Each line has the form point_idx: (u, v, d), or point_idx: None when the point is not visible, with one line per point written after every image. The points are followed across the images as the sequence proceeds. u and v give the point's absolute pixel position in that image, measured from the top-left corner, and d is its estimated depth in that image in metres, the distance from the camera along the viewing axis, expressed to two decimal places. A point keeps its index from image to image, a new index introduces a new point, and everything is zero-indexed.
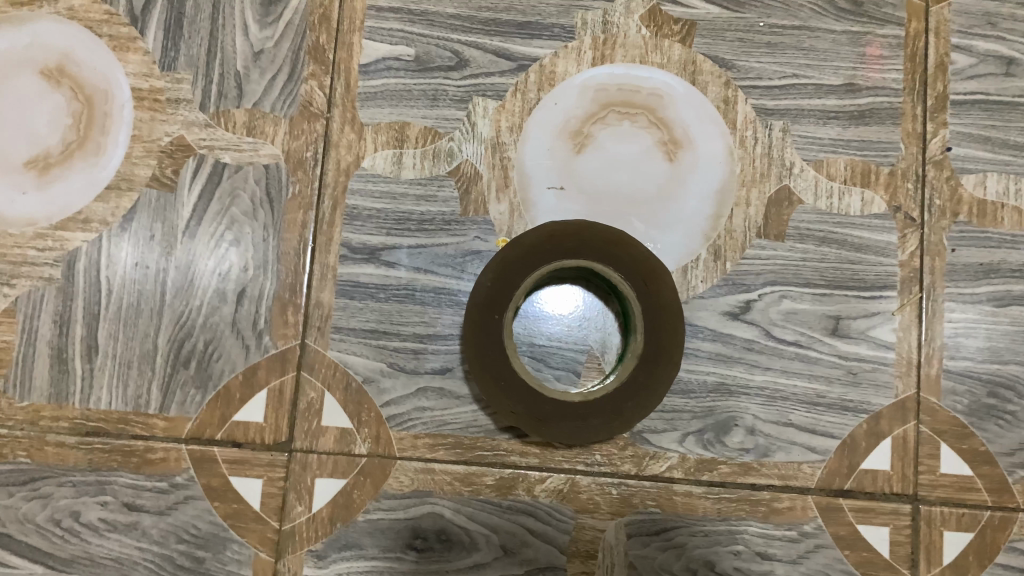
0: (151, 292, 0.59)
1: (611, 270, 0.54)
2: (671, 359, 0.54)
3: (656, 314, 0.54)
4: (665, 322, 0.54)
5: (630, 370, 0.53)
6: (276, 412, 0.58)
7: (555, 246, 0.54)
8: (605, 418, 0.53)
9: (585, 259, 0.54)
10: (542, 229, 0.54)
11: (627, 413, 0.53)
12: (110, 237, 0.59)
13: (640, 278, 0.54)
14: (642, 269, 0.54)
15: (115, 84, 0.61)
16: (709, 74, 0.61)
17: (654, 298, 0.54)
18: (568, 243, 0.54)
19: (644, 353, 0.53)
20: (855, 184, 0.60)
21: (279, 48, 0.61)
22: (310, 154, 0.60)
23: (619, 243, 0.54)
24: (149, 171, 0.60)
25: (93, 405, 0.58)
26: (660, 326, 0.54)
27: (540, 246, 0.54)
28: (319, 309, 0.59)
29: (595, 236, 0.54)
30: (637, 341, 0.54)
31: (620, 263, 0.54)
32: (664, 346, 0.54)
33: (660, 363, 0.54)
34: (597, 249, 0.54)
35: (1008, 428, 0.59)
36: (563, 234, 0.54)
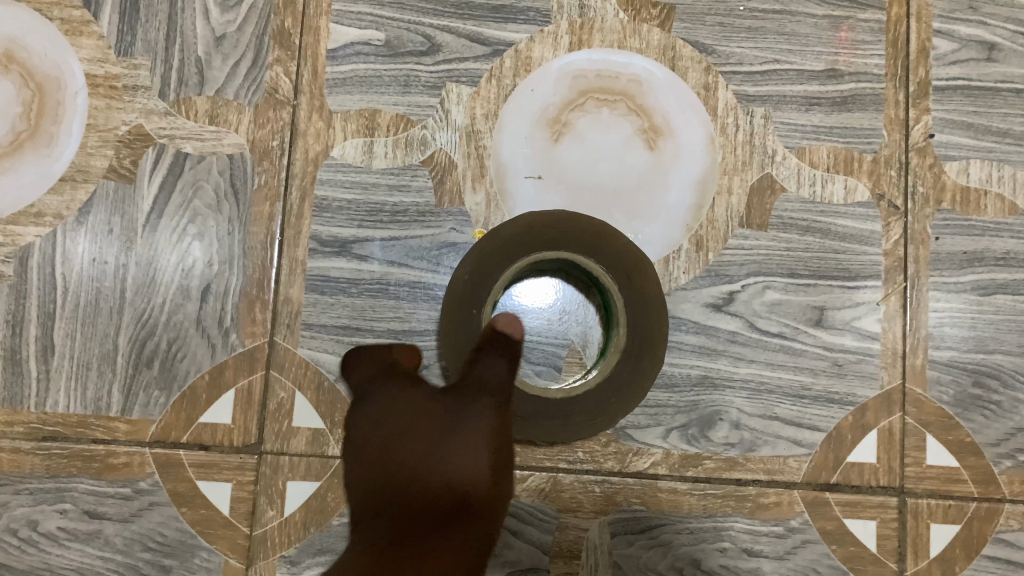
0: (111, 288, 0.56)
1: (590, 261, 0.53)
2: (654, 353, 0.53)
3: (638, 307, 0.53)
4: (648, 315, 0.53)
5: (612, 364, 0.53)
6: (244, 413, 0.55)
7: (533, 237, 0.54)
8: (587, 415, 0.53)
9: (562, 252, 0.53)
10: (520, 221, 0.54)
11: (609, 408, 0.53)
12: (65, 231, 0.56)
13: (620, 271, 0.53)
14: (623, 261, 0.53)
15: (67, 70, 0.57)
16: (690, 60, 0.60)
17: (635, 290, 0.53)
18: (546, 235, 0.54)
19: (625, 347, 0.53)
20: (838, 171, 0.59)
21: (243, 32, 0.59)
22: (276, 143, 0.58)
23: (599, 234, 0.54)
24: (106, 162, 0.57)
25: (50, 408, 0.55)
26: (643, 319, 0.53)
27: (518, 238, 0.54)
28: (288, 305, 0.56)
29: (574, 228, 0.54)
30: (619, 336, 0.52)
31: (599, 254, 0.54)
32: (647, 340, 0.53)
33: (642, 357, 0.53)
34: (576, 240, 0.54)
35: (994, 418, 0.58)
36: (540, 225, 0.54)
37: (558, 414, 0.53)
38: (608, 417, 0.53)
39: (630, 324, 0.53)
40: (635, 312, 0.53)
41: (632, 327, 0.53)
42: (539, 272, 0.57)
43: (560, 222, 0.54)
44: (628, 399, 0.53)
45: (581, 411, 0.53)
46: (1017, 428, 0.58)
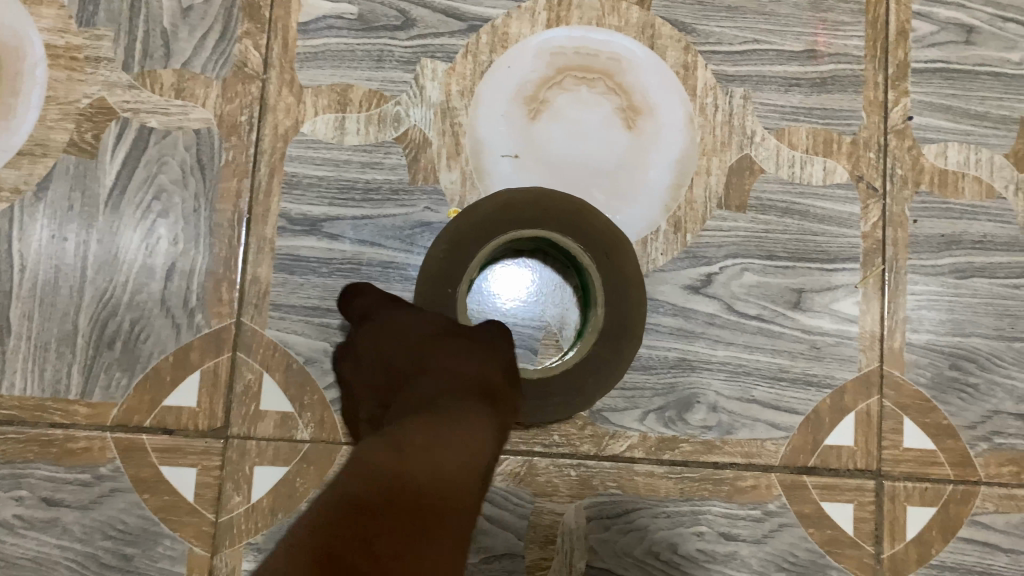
0: (71, 267, 0.54)
1: (568, 239, 0.52)
2: (633, 336, 0.52)
3: (618, 289, 0.52)
4: (628, 297, 0.52)
5: (591, 346, 0.51)
6: (210, 396, 0.53)
7: (511, 214, 0.52)
8: (564, 398, 0.51)
9: (542, 229, 0.52)
10: (498, 196, 0.52)
11: (587, 392, 0.51)
12: (23, 207, 0.54)
13: (600, 250, 0.52)
14: (604, 240, 0.52)
15: (27, 41, 0.55)
16: (669, 39, 0.58)
17: (615, 271, 0.52)
18: (525, 211, 0.52)
19: (605, 329, 0.51)
20: (817, 153, 0.58)
21: (211, 4, 0.57)
22: (245, 118, 0.56)
23: (579, 213, 0.52)
24: (66, 136, 0.55)
25: (6, 391, 0.53)
26: (623, 302, 0.52)
27: (495, 214, 0.52)
28: (256, 285, 0.55)
29: (554, 205, 0.52)
30: (599, 316, 0.52)
31: (579, 233, 0.52)
32: (627, 323, 0.52)
33: (621, 341, 0.52)
34: (556, 218, 0.52)
35: (971, 401, 0.57)
36: (519, 201, 0.52)
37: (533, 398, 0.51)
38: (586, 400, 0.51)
39: (609, 305, 0.52)
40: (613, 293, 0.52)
41: (612, 308, 0.52)
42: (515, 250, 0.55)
43: (540, 198, 0.52)
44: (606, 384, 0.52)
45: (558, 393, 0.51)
46: (994, 411, 0.58)
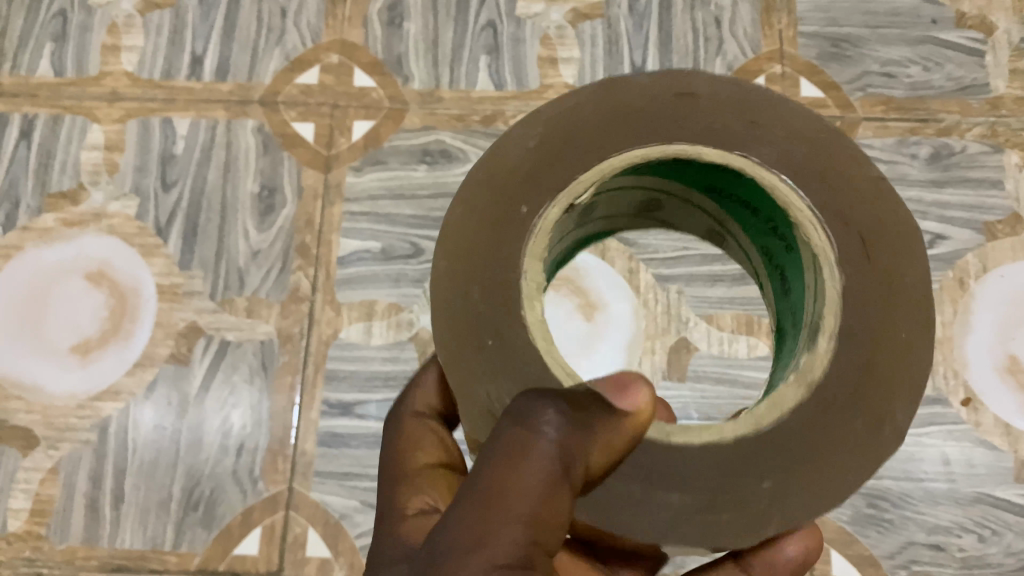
0: (168, 448, 0.72)
1: (708, 149, 0.35)
2: (515, 227, 0.35)
3: (854, 245, 0.34)
4: (514, 189, 0.35)
5: (455, 217, 0.37)
6: (268, 545, 0.69)
7: (644, 87, 0.36)
8: (451, 273, 0.36)
9: (663, 141, 0.35)
10: (795, 112, 0.36)
11: (868, 393, 0.33)
12: (136, 404, 0.73)
13: (838, 219, 0.34)
14: (546, 137, 0.36)
15: (143, 282, 0.76)
16: (616, 251, 0.75)
17: (853, 236, 0.34)
18: (768, 111, 0.36)
19: (524, 296, 0.34)
20: (740, 333, 0.73)
21: (274, 248, 0.77)
22: (297, 330, 0.74)
23: (552, 163, 0.35)
24: (168, 350, 0.74)
25: (118, 544, 0.70)
26: (497, 213, 0.35)
27: (758, 104, 0.36)
28: (303, 457, 0.71)
29: (802, 159, 0.35)
30: (819, 237, 0.34)
31: (605, 141, 0.35)
32: (489, 241, 0.35)
33: (886, 373, 0.33)
34: (620, 130, 0.35)
35: (887, 533, 0.68)
36: (806, 135, 0.35)
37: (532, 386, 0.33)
38: (868, 410, 0.33)
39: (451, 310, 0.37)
40: (500, 170, 0.36)
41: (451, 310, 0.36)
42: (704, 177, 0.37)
43: (841, 154, 0.35)
44: (913, 380, 0.34)
45: (811, 401, 0.32)
46: (908, 541, 0.68)
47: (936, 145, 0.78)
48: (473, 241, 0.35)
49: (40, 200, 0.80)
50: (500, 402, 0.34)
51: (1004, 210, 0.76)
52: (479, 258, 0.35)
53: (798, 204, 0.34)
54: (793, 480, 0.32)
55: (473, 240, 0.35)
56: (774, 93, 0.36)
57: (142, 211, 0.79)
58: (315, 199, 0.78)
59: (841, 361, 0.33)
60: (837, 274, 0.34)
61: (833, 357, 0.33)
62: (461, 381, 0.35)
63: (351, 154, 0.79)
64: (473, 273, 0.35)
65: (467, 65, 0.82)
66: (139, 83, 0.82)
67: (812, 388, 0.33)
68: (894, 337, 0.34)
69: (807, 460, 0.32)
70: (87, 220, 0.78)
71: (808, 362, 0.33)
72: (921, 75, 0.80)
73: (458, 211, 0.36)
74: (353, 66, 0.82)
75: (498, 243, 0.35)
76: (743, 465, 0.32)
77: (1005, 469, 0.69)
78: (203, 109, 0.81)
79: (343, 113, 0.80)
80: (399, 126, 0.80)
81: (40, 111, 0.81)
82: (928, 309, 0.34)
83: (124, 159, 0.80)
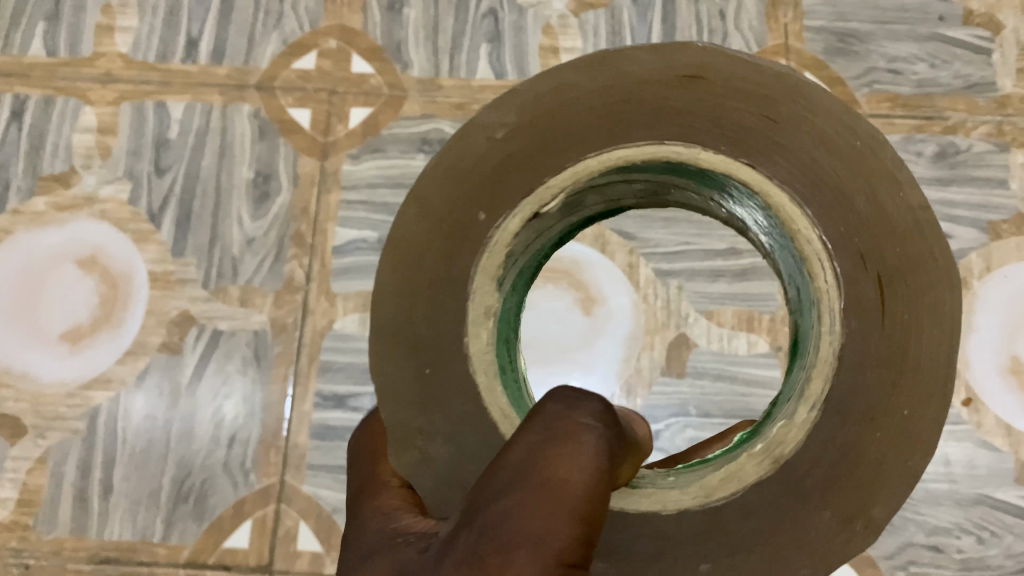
0: (159, 438, 0.71)
1: (711, 153, 0.34)
2: (470, 233, 0.35)
3: (860, 294, 0.33)
4: (482, 186, 0.35)
5: (405, 215, 0.36)
6: (259, 539, 0.68)
7: (656, 69, 0.35)
8: (399, 273, 0.36)
9: (657, 140, 0.34)
10: (832, 111, 0.34)
11: (841, 484, 0.33)
12: (126, 393, 0.72)
13: (850, 253, 0.33)
14: (520, 125, 0.35)
15: (135, 269, 0.75)
16: (617, 244, 0.74)
17: (867, 285, 0.33)
18: (796, 110, 0.34)
19: (469, 318, 0.35)
20: (741, 329, 0.72)
21: (269, 236, 0.75)
22: (292, 320, 0.73)
23: (536, 161, 0.35)
24: (160, 338, 0.73)
25: (107, 535, 0.69)
26: (450, 221, 0.35)
27: (787, 97, 0.34)
28: (297, 449, 0.70)
29: (828, 173, 0.34)
30: (824, 278, 0.33)
31: (588, 142, 0.35)
32: (443, 248, 0.35)
33: (862, 466, 0.34)
34: (613, 130, 0.35)
35: (887, 534, 0.68)
36: (840, 147, 0.34)
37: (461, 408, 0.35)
38: (843, 503, 0.34)
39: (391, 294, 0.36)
40: (458, 167, 0.36)
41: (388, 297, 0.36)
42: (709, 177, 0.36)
43: (874, 178, 0.34)
44: (895, 479, 0.34)
45: (775, 477, 0.33)
46: (908, 542, 0.68)
47: (942, 143, 0.77)
48: (426, 235, 0.36)
49: (31, 183, 0.78)
50: (428, 435, 0.35)
51: (1010, 210, 0.76)
52: (427, 265, 0.35)
53: (807, 233, 0.34)
54: (737, 560, 0.33)
55: (429, 232, 0.36)
56: (813, 85, 0.34)
57: (135, 196, 0.77)
58: (312, 187, 0.77)
59: (817, 437, 0.33)
60: (837, 326, 0.33)
61: (812, 427, 0.33)
62: (393, 391, 0.36)
63: (349, 142, 0.78)
64: (420, 274, 0.35)
65: (469, 53, 0.80)
66: (134, 65, 0.81)
67: (780, 462, 0.33)
68: (887, 424, 0.33)
69: (755, 544, 0.33)
70: (79, 204, 0.77)
71: (782, 432, 0.33)
72: (928, 72, 0.79)
73: (414, 197, 0.36)
74: (352, 52, 0.81)
75: (455, 248, 0.35)
76: (699, 547, 0.33)
77: (1006, 471, 0.69)
78: (199, 93, 0.80)
79: (341, 100, 0.79)
80: (399, 114, 0.78)
81: (32, 92, 0.80)
82: (939, 411, 0.34)
83: (118, 142, 0.79)
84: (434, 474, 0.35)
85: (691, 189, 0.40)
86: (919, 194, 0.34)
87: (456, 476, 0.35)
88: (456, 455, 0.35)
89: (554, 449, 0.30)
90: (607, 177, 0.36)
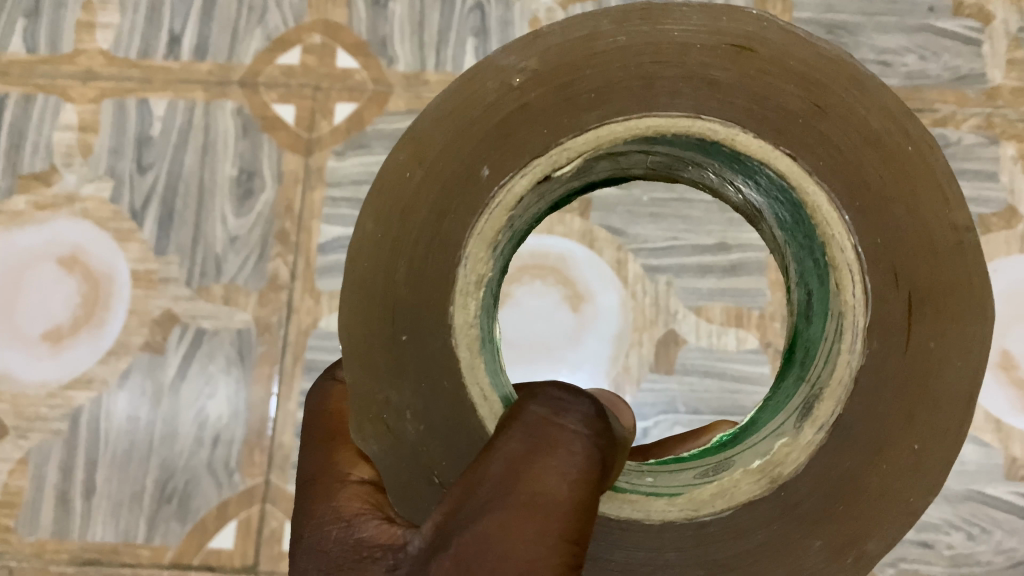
0: (142, 439, 0.70)
1: (748, 135, 0.34)
2: (472, 192, 0.35)
3: (887, 310, 0.34)
4: (484, 142, 0.35)
5: (398, 159, 0.36)
6: (244, 540, 0.68)
7: (702, 41, 0.35)
8: (394, 216, 0.35)
9: (690, 114, 0.35)
10: (886, 108, 0.34)
11: (840, 514, 0.34)
12: (108, 394, 0.71)
13: (884, 269, 0.34)
14: (542, 72, 0.35)
15: (117, 269, 0.74)
16: (604, 240, 0.73)
17: (895, 303, 0.34)
18: (845, 99, 0.34)
19: (457, 287, 0.35)
20: (730, 325, 0.72)
21: (252, 234, 0.75)
22: (276, 319, 0.72)
23: (548, 124, 0.35)
24: (142, 338, 0.72)
25: (90, 537, 0.69)
26: (456, 175, 0.35)
27: (839, 85, 0.34)
28: (281, 449, 0.69)
29: (868, 171, 0.34)
30: (853, 292, 0.34)
31: (610, 103, 0.35)
32: (440, 197, 0.35)
33: (859, 494, 0.34)
34: (640, 101, 0.35)
35: None
36: (887, 145, 0.34)
37: (437, 373, 0.35)
38: (833, 534, 0.35)
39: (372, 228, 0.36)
40: (464, 107, 0.35)
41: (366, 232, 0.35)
42: (732, 159, 0.37)
43: (919, 187, 0.34)
44: (893, 517, 0.35)
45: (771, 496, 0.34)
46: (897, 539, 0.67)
47: (931, 136, 0.76)
48: (419, 183, 0.35)
49: (11, 182, 0.77)
50: (396, 410, 0.35)
51: (999, 203, 0.75)
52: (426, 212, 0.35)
53: (841, 239, 0.34)
54: None
55: (428, 182, 0.35)
56: (871, 78, 0.35)
57: (117, 194, 0.76)
58: (296, 184, 0.76)
59: (823, 457, 0.34)
60: (859, 346, 0.34)
61: (815, 449, 0.34)
62: (360, 349, 0.35)
63: (333, 138, 0.77)
64: (414, 225, 0.35)
65: (454, 47, 0.79)
66: (115, 62, 0.80)
67: (779, 481, 0.34)
68: (896, 458, 0.34)
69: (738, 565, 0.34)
70: (60, 203, 0.76)
71: (783, 453, 0.35)
72: (918, 64, 0.79)
73: (428, 133, 0.35)
74: (336, 47, 0.80)
75: (451, 205, 0.35)
76: (687, 566, 0.34)
77: (996, 466, 0.68)
78: (181, 90, 0.79)
79: (325, 96, 0.78)
80: (383, 109, 0.78)
81: (12, 90, 0.79)
82: (949, 450, 0.34)
83: (99, 140, 0.78)
84: (397, 454, 0.36)
85: (708, 167, 0.41)
86: (965, 212, 0.34)
87: (423, 458, 0.35)
88: (424, 433, 0.35)
89: (539, 460, 0.31)
90: (624, 144, 0.36)
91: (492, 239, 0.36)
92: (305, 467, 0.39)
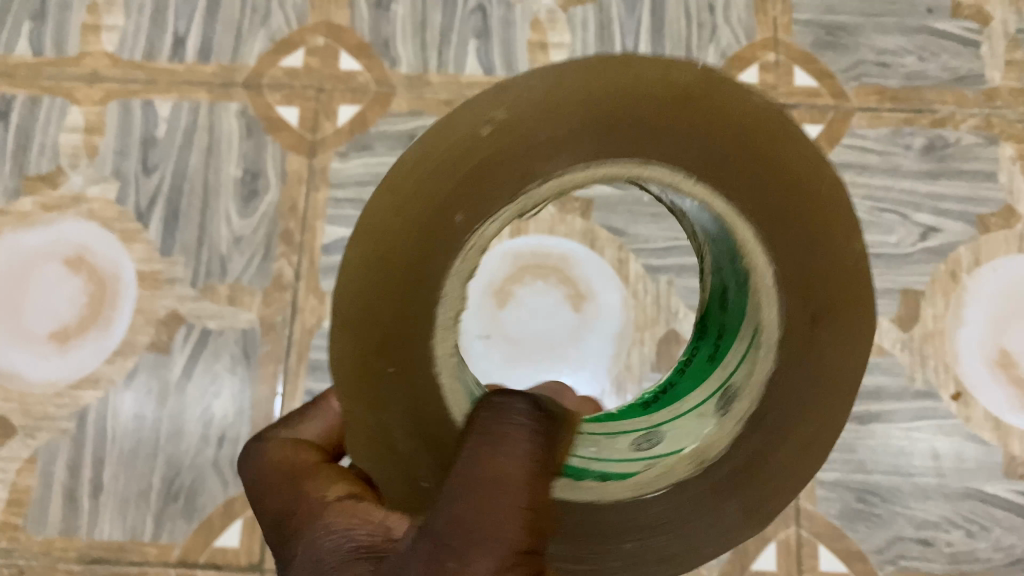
0: (148, 438, 0.71)
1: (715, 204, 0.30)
2: (448, 240, 0.29)
3: (815, 368, 0.32)
4: (438, 211, 0.28)
5: (350, 251, 0.28)
6: (250, 537, 0.68)
7: (654, 91, 0.28)
8: (347, 321, 0.29)
9: (640, 161, 0.29)
10: (816, 155, 0.30)
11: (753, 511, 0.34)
12: (115, 393, 0.72)
13: (801, 332, 0.32)
14: (504, 120, 0.27)
15: (122, 268, 0.75)
16: (606, 241, 0.74)
17: (813, 359, 0.32)
18: (779, 153, 0.29)
19: (434, 364, 0.31)
20: None
21: (257, 235, 0.75)
22: (280, 318, 0.73)
23: (524, 165, 0.28)
24: (148, 338, 0.73)
25: (97, 535, 0.69)
26: (395, 272, 0.29)
27: (773, 140, 0.29)
28: None
29: (800, 235, 0.30)
30: (766, 362, 0.33)
31: (571, 151, 0.28)
32: (384, 289, 0.29)
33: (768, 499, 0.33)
34: (615, 159, 0.29)
35: (876, 528, 0.68)
36: (816, 196, 0.30)
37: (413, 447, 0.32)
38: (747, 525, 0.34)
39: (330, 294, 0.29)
40: (400, 181, 0.28)
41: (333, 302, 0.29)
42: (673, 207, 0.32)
43: (855, 304, 0.32)
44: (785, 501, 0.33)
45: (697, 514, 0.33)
46: (897, 536, 0.68)
47: (930, 136, 0.77)
48: (362, 281, 0.29)
49: (18, 183, 0.78)
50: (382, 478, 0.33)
51: (998, 202, 0.76)
52: (405, 274, 0.29)
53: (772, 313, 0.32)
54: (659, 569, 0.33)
55: (365, 266, 0.28)
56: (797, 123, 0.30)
57: (122, 195, 0.77)
58: (300, 185, 0.76)
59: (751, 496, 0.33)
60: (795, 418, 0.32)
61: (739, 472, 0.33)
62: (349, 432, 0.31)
63: (337, 139, 0.78)
64: (376, 314, 0.29)
65: (456, 49, 0.80)
66: (119, 64, 0.80)
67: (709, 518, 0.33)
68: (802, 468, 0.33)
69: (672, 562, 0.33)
70: (66, 204, 0.77)
71: (708, 440, 0.33)
72: (917, 64, 0.79)
73: (424, 149, 0.27)
74: (339, 49, 0.80)
75: (412, 289, 0.29)
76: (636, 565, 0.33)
77: (995, 464, 0.69)
78: (185, 91, 0.79)
79: (328, 97, 0.79)
80: (386, 110, 0.78)
81: (18, 92, 0.79)
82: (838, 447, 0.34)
83: (105, 142, 0.79)
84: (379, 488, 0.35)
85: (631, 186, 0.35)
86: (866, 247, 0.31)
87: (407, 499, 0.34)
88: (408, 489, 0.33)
89: (487, 446, 0.32)
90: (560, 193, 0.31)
91: (456, 310, 0.31)
92: (268, 475, 0.41)
